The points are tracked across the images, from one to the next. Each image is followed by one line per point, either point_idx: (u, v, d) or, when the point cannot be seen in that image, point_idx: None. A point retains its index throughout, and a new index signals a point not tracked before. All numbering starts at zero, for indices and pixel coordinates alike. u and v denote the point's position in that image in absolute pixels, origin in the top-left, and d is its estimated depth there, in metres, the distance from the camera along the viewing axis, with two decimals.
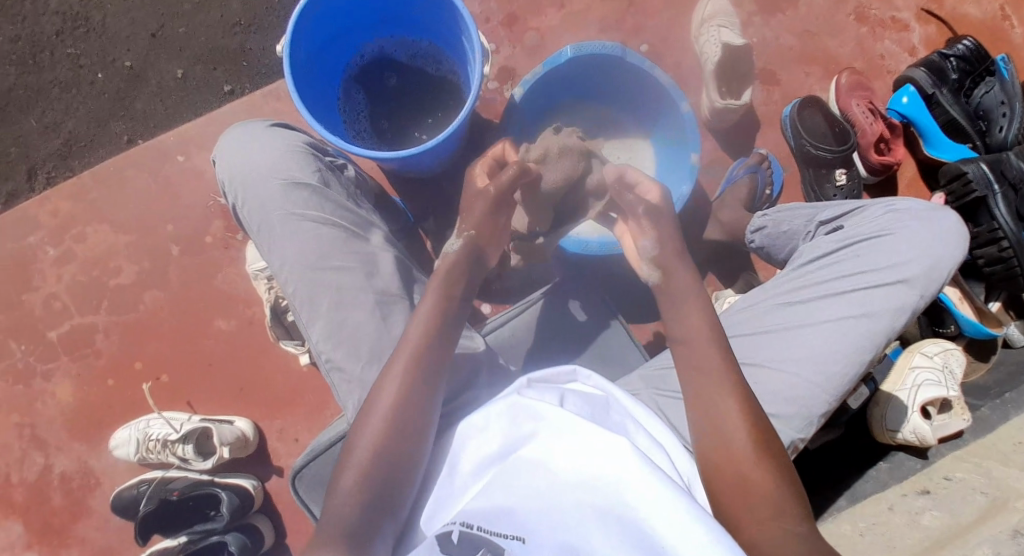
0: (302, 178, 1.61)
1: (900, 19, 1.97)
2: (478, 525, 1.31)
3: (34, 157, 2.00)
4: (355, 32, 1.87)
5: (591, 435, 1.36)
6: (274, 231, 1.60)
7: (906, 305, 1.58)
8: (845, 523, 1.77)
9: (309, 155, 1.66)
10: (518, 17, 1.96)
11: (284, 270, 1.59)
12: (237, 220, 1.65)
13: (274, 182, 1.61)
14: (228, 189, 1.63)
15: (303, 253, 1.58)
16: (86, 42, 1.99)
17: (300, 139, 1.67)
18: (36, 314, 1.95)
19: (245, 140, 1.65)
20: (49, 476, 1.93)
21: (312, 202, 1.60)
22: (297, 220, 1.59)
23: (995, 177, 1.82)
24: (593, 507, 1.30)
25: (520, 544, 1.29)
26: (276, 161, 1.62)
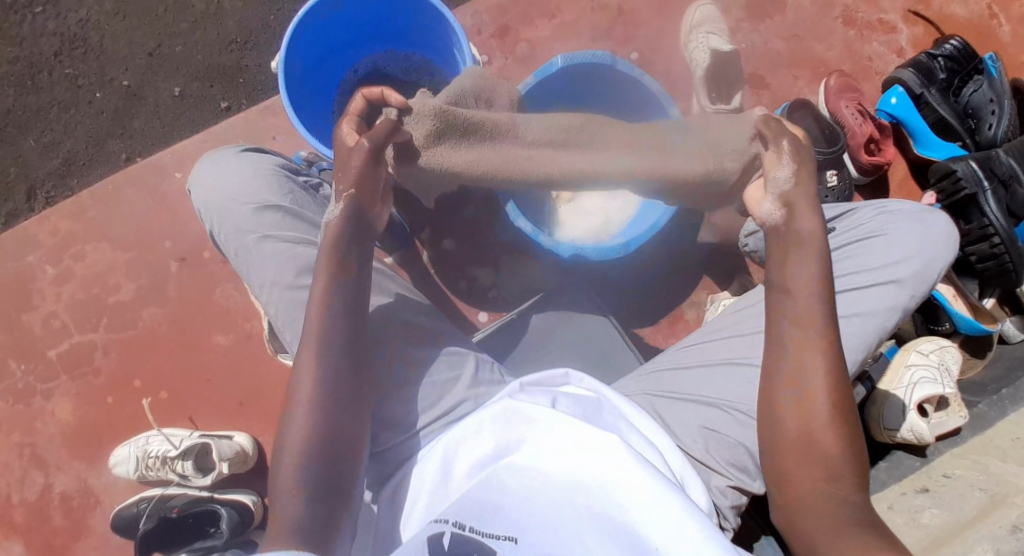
0: (274, 201, 1.63)
1: (887, 21, 1.99)
2: (471, 526, 1.32)
3: (33, 177, 2.02)
4: (348, 47, 1.90)
5: (585, 436, 1.39)
6: (250, 255, 1.61)
7: (898, 305, 1.57)
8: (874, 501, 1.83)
9: (283, 179, 1.68)
10: (509, 29, 1.98)
11: (264, 292, 1.60)
12: (217, 246, 1.67)
13: (246, 207, 1.63)
14: (206, 216, 1.66)
15: (278, 273, 1.58)
16: (85, 62, 2.01)
17: (273, 163, 1.70)
18: (35, 333, 1.95)
19: (222, 166, 1.68)
20: (48, 495, 1.92)
21: (287, 224, 1.62)
22: (272, 242, 1.60)
23: (984, 174, 1.83)
24: (583, 507, 1.33)
25: (512, 544, 1.30)
26: (247, 187, 1.65)
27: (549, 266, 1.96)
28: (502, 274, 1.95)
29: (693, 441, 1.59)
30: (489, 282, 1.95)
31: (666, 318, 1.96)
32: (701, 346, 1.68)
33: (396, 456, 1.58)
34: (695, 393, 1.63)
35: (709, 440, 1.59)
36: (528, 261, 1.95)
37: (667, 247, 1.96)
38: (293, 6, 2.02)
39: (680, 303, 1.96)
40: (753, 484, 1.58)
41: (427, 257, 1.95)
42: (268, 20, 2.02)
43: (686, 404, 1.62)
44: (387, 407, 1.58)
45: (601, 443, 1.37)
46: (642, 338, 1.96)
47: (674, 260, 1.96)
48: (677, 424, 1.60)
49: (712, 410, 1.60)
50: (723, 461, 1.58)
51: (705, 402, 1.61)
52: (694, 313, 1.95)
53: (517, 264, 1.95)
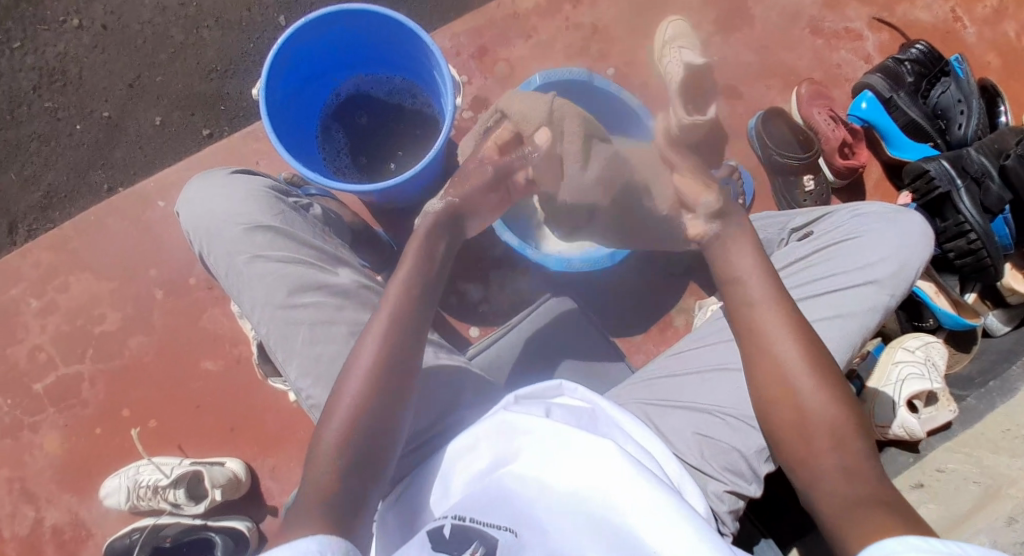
0: (263, 221, 1.65)
1: (853, 29, 2.05)
2: (471, 517, 1.37)
3: (16, 211, 2.02)
4: (329, 71, 1.93)
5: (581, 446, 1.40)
6: (242, 276, 1.63)
7: (878, 305, 1.61)
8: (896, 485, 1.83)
9: (274, 200, 1.70)
10: (487, 49, 2.02)
11: (255, 310, 1.63)
12: (208, 269, 1.70)
13: (237, 228, 1.65)
14: (196, 239, 1.68)
15: (269, 293, 1.61)
16: (64, 95, 2.03)
17: (262, 184, 1.72)
18: (22, 365, 1.94)
19: (211, 190, 1.70)
20: (38, 530, 1.90)
21: (278, 245, 1.64)
22: (262, 262, 1.63)
23: (957, 172, 1.87)
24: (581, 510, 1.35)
25: (512, 536, 1.34)
26: (236, 209, 1.67)
27: (536, 279, 1.98)
28: (490, 288, 1.97)
29: (687, 447, 1.59)
30: (478, 297, 1.97)
31: (654, 325, 1.98)
32: (691, 352, 1.69)
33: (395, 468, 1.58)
34: (687, 401, 1.63)
35: (704, 446, 1.59)
36: (514, 274, 1.98)
37: (650, 256, 1.99)
38: (273, 34, 2.06)
39: (667, 309, 1.99)
40: (750, 488, 1.58)
41: None
42: (249, 47, 2.05)
43: (679, 412, 1.62)
44: None
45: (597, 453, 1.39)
46: (631, 346, 1.98)
47: (658, 269, 1.99)
48: (671, 431, 1.61)
49: (705, 417, 1.60)
50: (719, 467, 1.58)
51: (699, 409, 1.61)
52: (682, 318, 1.98)
53: (505, 277, 1.98)
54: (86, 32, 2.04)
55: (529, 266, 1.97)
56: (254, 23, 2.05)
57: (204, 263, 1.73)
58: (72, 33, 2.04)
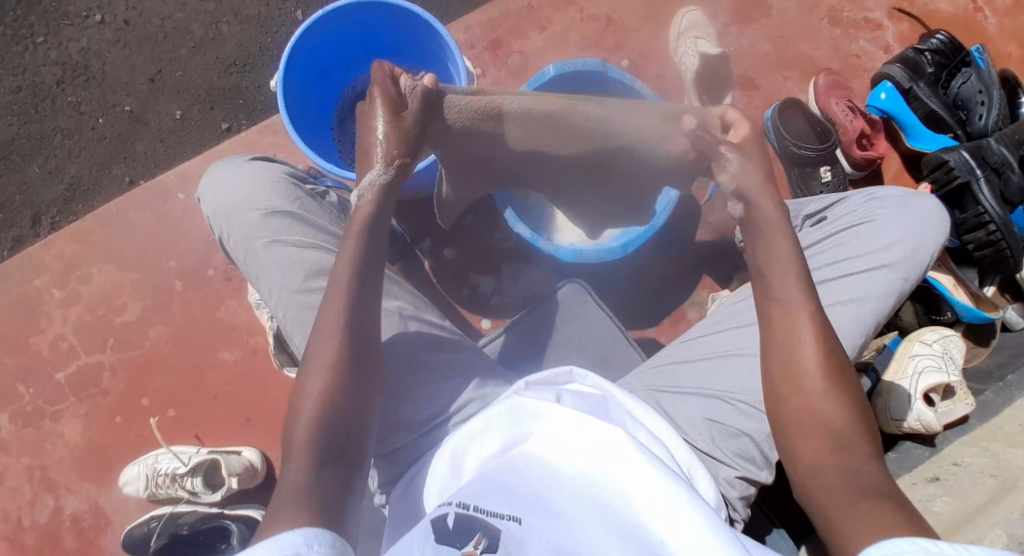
0: (281, 206, 1.63)
1: (872, 19, 2.03)
2: (474, 506, 1.36)
3: (38, 203, 2.05)
4: (344, 64, 1.94)
5: (589, 437, 1.43)
6: (260, 261, 1.61)
7: (892, 289, 1.56)
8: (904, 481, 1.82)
9: (291, 186, 1.68)
10: (501, 41, 2.02)
11: (273, 295, 1.60)
12: (225, 253, 1.68)
13: (255, 213, 1.63)
14: (215, 223, 1.67)
15: (287, 277, 1.59)
16: (87, 90, 2.06)
17: (280, 169, 1.71)
18: (43, 355, 1.97)
19: (229, 173, 1.69)
20: (59, 517, 1.93)
21: (296, 229, 1.62)
22: (280, 247, 1.61)
23: (977, 162, 1.85)
24: (589, 498, 1.36)
25: (516, 525, 1.33)
26: (254, 194, 1.65)
27: (549, 271, 1.98)
28: (503, 281, 1.97)
29: (697, 433, 1.58)
30: (491, 289, 1.97)
31: (668, 318, 1.97)
32: (702, 338, 1.68)
33: (406, 457, 1.59)
34: (697, 388, 1.62)
35: (714, 432, 1.58)
36: (527, 267, 1.98)
37: (665, 250, 1.98)
38: (289, 28, 2.08)
39: (682, 303, 1.98)
40: (761, 474, 1.57)
41: (429, 266, 1.97)
42: (266, 41, 2.07)
43: (688, 399, 1.61)
44: (396, 411, 1.59)
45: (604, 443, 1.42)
46: (645, 339, 1.97)
47: (672, 262, 1.98)
48: (681, 417, 1.60)
49: (714, 402, 1.59)
50: (729, 452, 1.57)
51: (709, 394, 1.60)
52: (695, 311, 1.97)
53: (517, 270, 1.98)
54: (108, 27, 2.06)
55: (542, 258, 1.98)
56: (272, 17, 2.06)
57: (220, 246, 1.72)
58: (94, 28, 2.06)
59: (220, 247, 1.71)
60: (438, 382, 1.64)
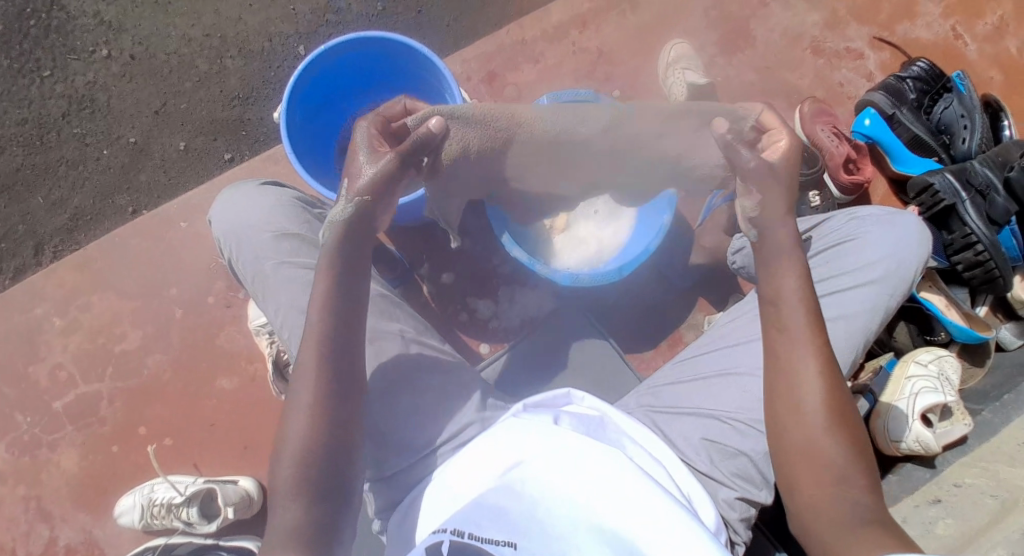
0: (292, 229, 1.67)
1: (854, 48, 2.09)
2: (470, 533, 1.32)
3: (41, 233, 2.08)
4: (345, 95, 1.99)
5: (581, 462, 1.41)
6: (267, 280, 1.64)
7: (879, 305, 1.59)
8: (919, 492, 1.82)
9: (301, 210, 1.72)
10: (496, 74, 2.07)
11: (278, 314, 1.62)
12: (235, 275, 1.71)
13: (265, 234, 1.66)
14: (225, 244, 1.70)
15: (292, 298, 1.61)
16: (92, 122, 2.11)
17: (291, 195, 1.74)
18: (41, 384, 1.98)
19: (240, 197, 1.72)
20: (52, 548, 1.91)
21: (304, 251, 1.65)
22: (287, 268, 1.63)
23: (962, 185, 1.88)
24: (589, 520, 1.35)
25: (511, 549, 1.30)
26: (265, 216, 1.68)
27: (545, 294, 2.00)
28: (500, 304, 2.00)
29: (695, 452, 1.57)
30: (488, 313, 1.99)
31: (665, 341, 1.99)
32: (698, 358, 1.67)
33: (406, 478, 1.58)
34: (693, 405, 1.61)
35: (712, 451, 1.57)
36: (525, 290, 2.00)
37: (658, 273, 2.01)
38: (292, 63, 2.14)
39: (677, 325, 2.00)
40: (759, 494, 1.56)
41: (428, 292, 2.00)
42: (268, 74, 2.13)
43: (686, 417, 1.60)
44: (392, 428, 1.59)
45: (599, 466, 1.40)
46: (642, 362, 1.99)
47: (668, 283, 2.01)
48: (679, 437, 1.59)
49: (711, 422, 1.59)
50: (728, 472, 1.56)
51: (707, 414, 1.59)
52: (692, 334, 1.99)
53: (514, 293, 2.00)
54: (114, 62, 2.12)
55: (538, 281, 2.00)
56: (274, 52, 2.13)
57: (229, 269, 1.74)
58: (101, 63, 2.12)
59: (230, 270, 1.73)
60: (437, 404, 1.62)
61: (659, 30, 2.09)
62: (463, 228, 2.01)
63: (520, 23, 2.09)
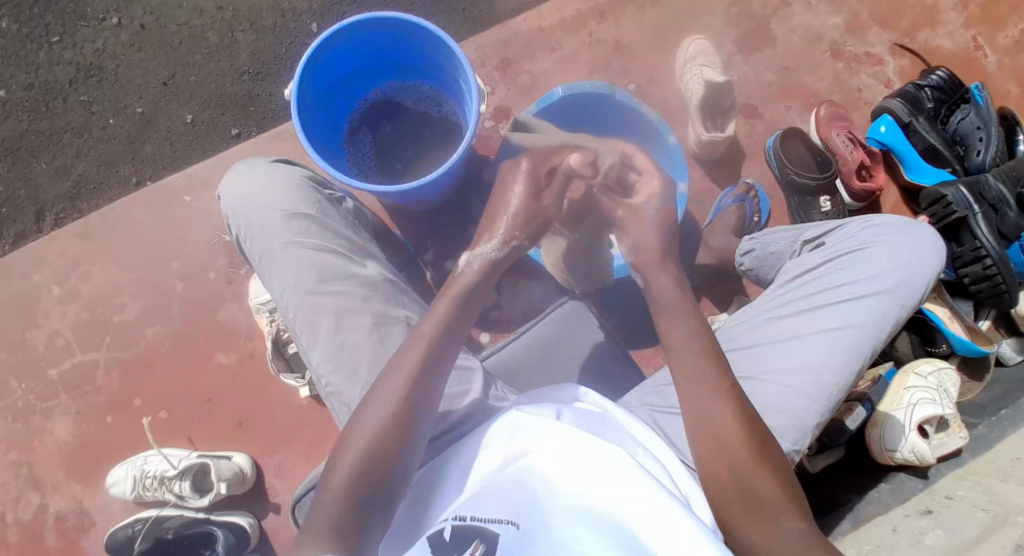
0: (302, 209, 1.65)
1: (874, 54, 2.07)
2: (472, 517, 1.36)
3: (43, 199, 2.06)
4: (358, 78, 1.96)
5: (588, 449, 1.40)
6: (275, 259, 1.63)
7: (890, 316, 1.58)
8: (910, 503, 1.77)
9: (311, 190, 1.70)
10: (511, 62, 2.05)
11: (284, 295, 1.61)
12: (241, 252, 1.69)
13: (276, 213, 1.64)
14: (233, 220, 1.67)
15: (300, 279, 1.60)
16: (99, 90, 2.08)
17: (301, 173, 1.72)
18: (38, 351, 1.97)
19: (251, 174, 1.70)
20: (43, 515, 1.92)
21: (314, 232, 1.64)
22: (296, 248, 1.62)
23: (974, 198, 1.86)
24: (591, 514, 1.33)
25: (514, 530, 1.32)
26: (276, 194, 1.66)
27: (549, 286, 1.99)
28: (503, 294, 1.99)
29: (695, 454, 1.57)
30: (491, 303, 1.98)
31: None
32: None
33: None
34: None
35: None
36: (529, 281, 1.99)
37: None
38: (304, 39, 2.11)
39: None
40: None
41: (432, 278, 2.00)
42: (280, 49, 2.10)
43: (686, 418, 1.60)
44: None
45: (602, 460, 1.39)
46: (642, 359, 1.98)
47: None
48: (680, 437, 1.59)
49: None
50: None
51: None
52: None
53: (518, 284, 1.99)
54: (123, 30, 2.09)
55: (543, 273, 1.99)
56: (287, 28, 2.10)
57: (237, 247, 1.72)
58: (110, 30, 2.09)
59: (237, 248, 1.71)
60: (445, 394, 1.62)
61: (678, 25, 2.06)
62: (470, 216, 2.00)
63: (539, 11, 2.07)
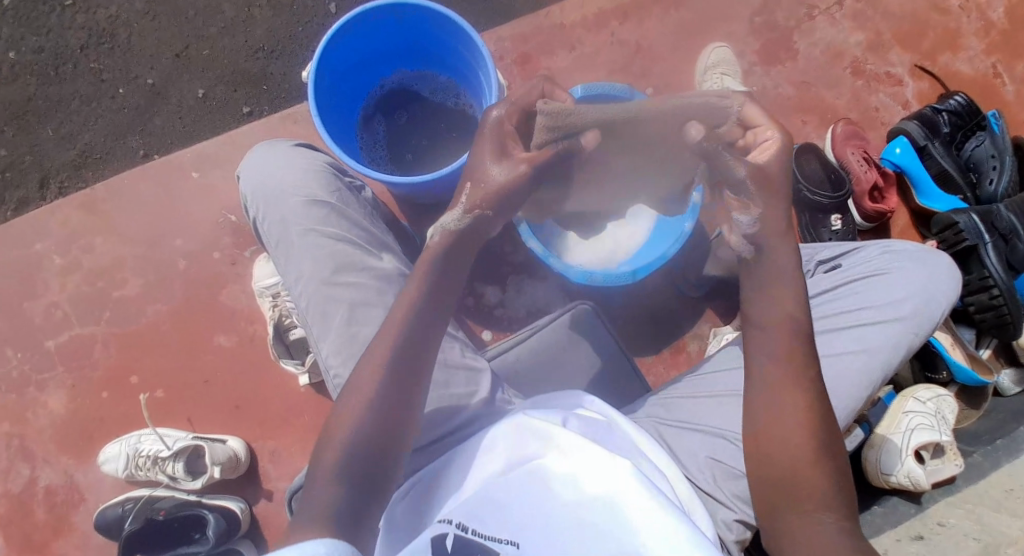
0: (322, 196, 1.63)
1: (895, 74, 2.06)
2: (473, 529, 1.34)
3: (47, 166, 2.03)
4: (375, 65, 1.93)
5: (594, 457, 1.38)
6: (292, 246, 1.61)
7: (902, 343, 1.59)
8: (903, 527, 1.78)
9: (331, 177, 1.68)
10: (531, 57, 2.02)
11: (300, 283, 1.60)
12: (257, 235, 1.67)
13: (296, 199, 1.63)
14: (251, 203, 1.66)
15: (316, 268, 1.59)
16: (110, 58, 2.03)
17: (323, 160, 1.70)
18: (35, 322, 1.94)
19: (273, 158, 1.68)
20: (33, 488, 1.90)
21: (333, 221, 1.62)
22: (315, 236, 1.61)
23: (986, 228, 1.88)
24: (593, 527, 1.32)
25: (514, 549, 1.31)
26: (296, 180, 1.65)
27: (555, 287, 1.98)
28: (509, 293, 1.98)
29: (699, 471, 1.58)
30: (496, 300, 1.97)
31: (668, 349, 1.99)
32: (713, 376, 1.66)
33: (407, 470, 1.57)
34: (699, 423, 1.62)
35: (717, 471, 1.57)
36: (535, 281, 1.98)
37: (671, 278, 1.99)
38: (322, 20, 2.07)
39: (684, 333, 1.99)
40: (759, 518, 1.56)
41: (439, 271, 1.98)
42: (296, 28, 2.06)
43: (691, 435, 1.61)
44: None
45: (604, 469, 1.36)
46: (644, 366, 1.98)
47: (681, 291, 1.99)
48: (685, 453, 1.60)
49: (720, 441, 1.59)
50: (730, 494, 1.56)
51: (713, 433, 1.60)
52: (697, 344, 1.98)
53: (524, 284, 1.98)
54: None
55: (550, 274, 1.98)
56: (305, 6, 2.05)
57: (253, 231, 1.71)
58: None
59: (252, 231, 1.70)
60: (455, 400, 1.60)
61: (702, 32, 2.04)
62: None
63: (562, 7, 2.04)
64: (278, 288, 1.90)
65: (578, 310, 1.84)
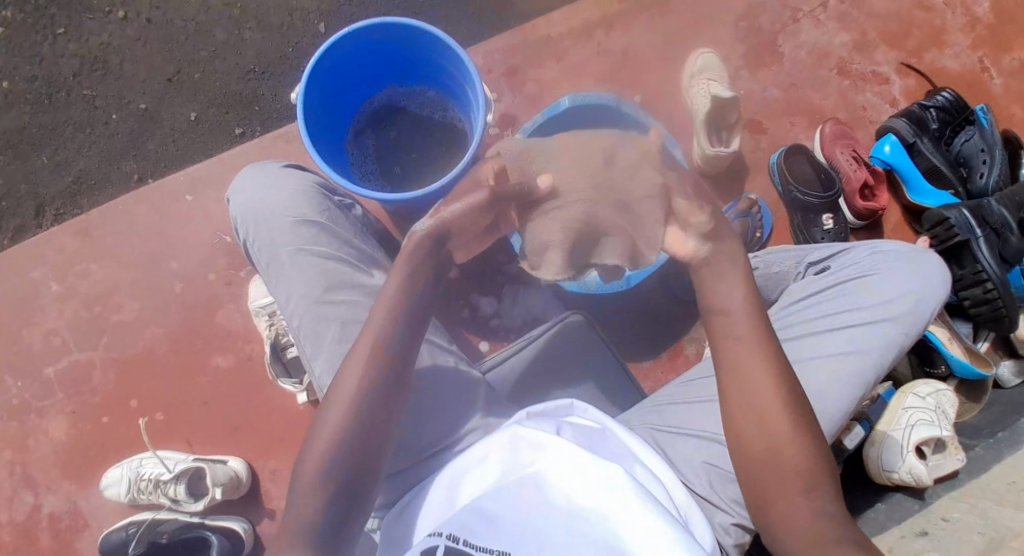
0: (311, 216, 1.65)
1: (881, 72, 2.07)
2: (464, 541, 1.33)
3: (43, 194, 2.05)
4: (362, 83, 1.95)
5: (588, 467, 1.36)
6: (283, 266, 1.62)
7: (894, 343, 1.59)
8: (907, 524, 1.76)
9: (319, 197, 1.69)
10: (518, 69, 2.04)
11: (290, 303, 1.60)
12: (248, 256, 1.68)
13: (286, 219, 1.64)
14: (241, 224, 1.67)
15: (307, 287, 1.59)
16: (102, 85, 2.06)
17: (311, 181, 1.71)
18: (34, 349, 1.96)
19: (262, 180, 1.70)
20: (36, 516, 1.91)
21: (324, 241, 1.64)
22: (305, 255, 1.62)
23: (977, 222, 1.87)
24: (588, 539, 1.31)
25: None
26: (285, 201, 1.66)
27: (550, 296, 1.99)
28: (503, 303, 1.98)
29: (694, 476, 1.57)
30: (490, 311, 1.98)
31: (665, 353, 1.99)
32: (706, 379, 1.66)
33: (402, 482, 1.57)
34: (693, 428, 1.61)
35: (713, 476, 1.57)
36: (529, 291, 1.98)
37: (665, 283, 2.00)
38: (311, 40, 2.09)
39: (680, 338, 1.99)
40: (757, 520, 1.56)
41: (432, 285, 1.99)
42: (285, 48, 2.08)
43: (686, 439, 1.60)
44: (400, 434, 1.56)
45: (599, 481, 1.34)
46: (642, 372, 1.98)
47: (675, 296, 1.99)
48: (680, 460, 1.59)
49: (716, 445, 1.58)
50: (727, 498, 1.56)
51: (708, 437, 1.59)
52: (694, 348, 1.98)
53: (518, 293, 1.99)
54: (130, 24, 2.07)
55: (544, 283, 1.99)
56: (294, 26, 2.08)
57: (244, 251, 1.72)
58: (116, 24, 2.07)
59: (243, 251, 1.71)
60: (446, 409, 1.61)
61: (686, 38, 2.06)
62: None
63: (547, 19, 2.06)
64: (274, 306, 1.91)
65: (567, 320, 1.85)
